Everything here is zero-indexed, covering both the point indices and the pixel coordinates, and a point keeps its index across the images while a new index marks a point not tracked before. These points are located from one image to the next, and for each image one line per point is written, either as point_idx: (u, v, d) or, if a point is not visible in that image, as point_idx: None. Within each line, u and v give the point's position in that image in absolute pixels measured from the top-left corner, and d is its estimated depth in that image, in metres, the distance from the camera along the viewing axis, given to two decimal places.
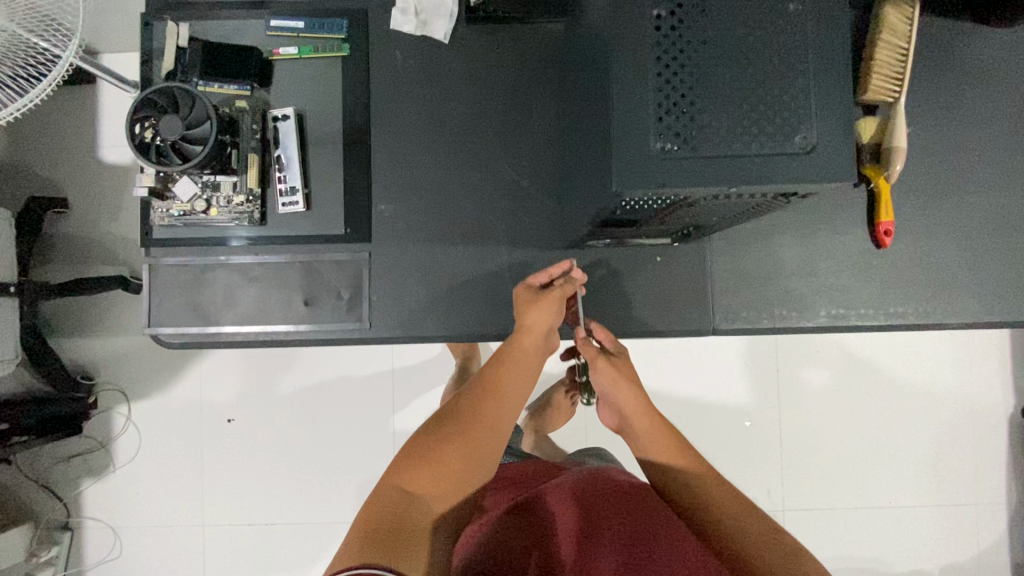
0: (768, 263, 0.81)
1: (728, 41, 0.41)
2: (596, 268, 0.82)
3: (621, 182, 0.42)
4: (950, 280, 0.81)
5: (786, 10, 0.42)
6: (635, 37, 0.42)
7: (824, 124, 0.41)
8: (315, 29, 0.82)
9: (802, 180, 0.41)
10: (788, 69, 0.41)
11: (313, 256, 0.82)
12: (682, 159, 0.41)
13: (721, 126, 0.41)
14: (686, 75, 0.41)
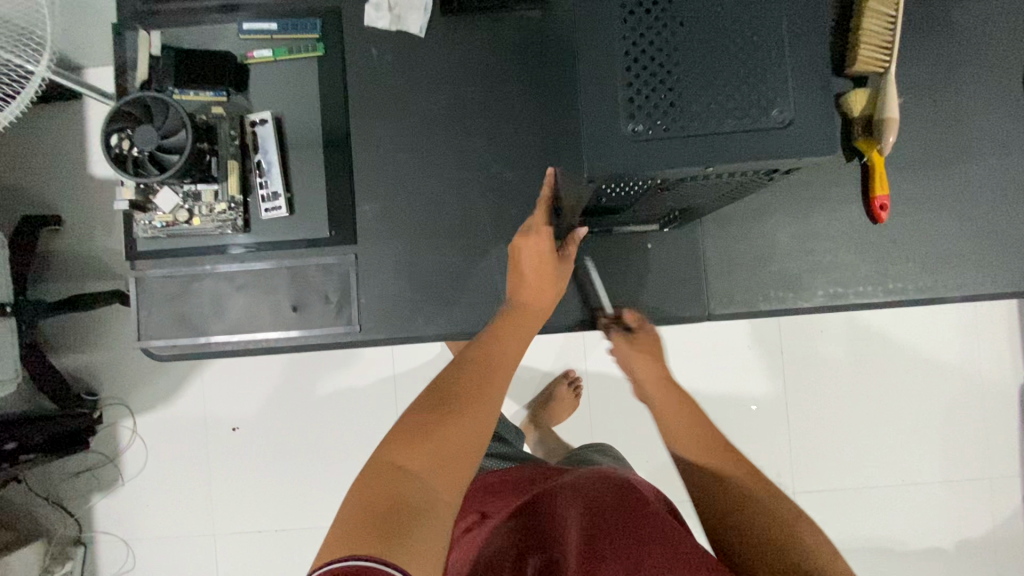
0: (763, 245, 0.79)
1: (694, 14, 0.40)
2: (588, 258, 0.80)
3: (591, 169, 0.41)
4: (951, 251, 0.78)
5: None
6: (602, 19, 0.40)
7: (798, 94, 0.39)
8: (288, 31, 0.81)
9: (782, 158, 0.39)
10: (757, 40, 0.39)
11: (298, 261, 0.81)
12: (656, 140, 0.40)
13: (696, 105, 0.39)
14: (658, 55, 0.40)
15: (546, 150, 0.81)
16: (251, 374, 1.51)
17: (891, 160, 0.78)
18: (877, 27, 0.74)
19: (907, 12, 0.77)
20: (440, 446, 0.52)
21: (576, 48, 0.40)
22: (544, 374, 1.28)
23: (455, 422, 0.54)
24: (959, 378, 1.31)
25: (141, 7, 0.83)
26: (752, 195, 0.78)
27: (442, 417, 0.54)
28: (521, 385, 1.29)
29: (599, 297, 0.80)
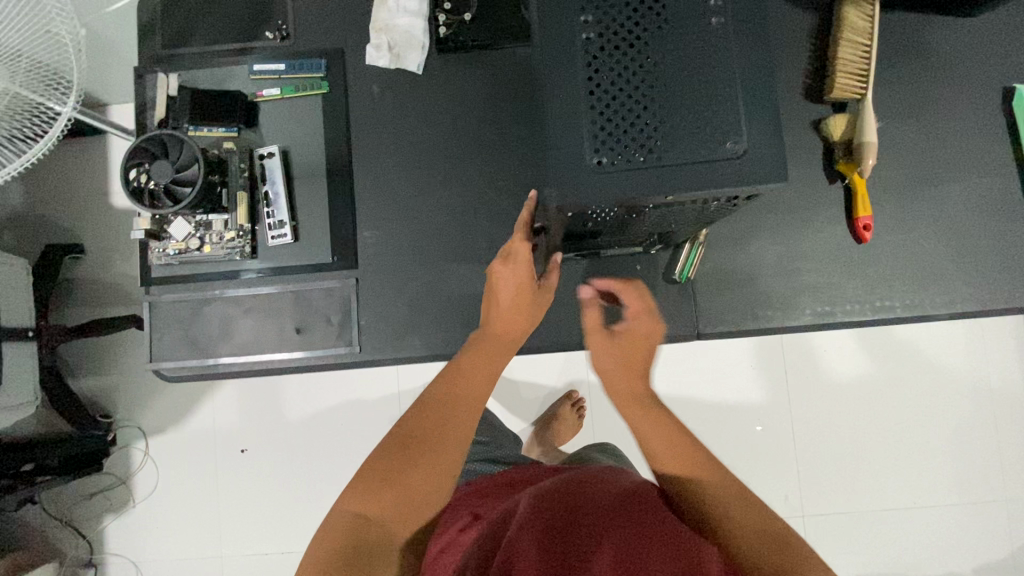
0: (751, 266, 0.81)
1: (652, 56, 0.43)
2: (581, 279, 0.83)
3: (560, 200, 0.44)
4: (936, 269, 0.80)
5: (709, 24, 0.43)
6: (568, 63, 0.44)
7: (750, 125, 0.42)
8: (296, 70, 0.86)
9: (734, 185, 0.42)
10: (711, 77, 0.43)
11: (301, 285, 0.85)
12: (618, 171, 0.43)
13: (655, 140, 0.43)
14: (620, 95, 0.43)
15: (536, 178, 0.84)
16: (260, 395, 1.55)
17: (873, 181, 0.81)
18: (850, 56, 0.77)
19: (881, 40, 0.80)
20: (399, 494, 0.59)
21: (547, 90, 0.44)
22: (546, 394, 1.30)
23: (413, 467, 0.60)
24: (965, 394, 1.29)
25: (161, 52, 0.89)
26: (737, 217, 0.81)
27: (402, 463, 0.60)
28: (523, 405, 1.30)
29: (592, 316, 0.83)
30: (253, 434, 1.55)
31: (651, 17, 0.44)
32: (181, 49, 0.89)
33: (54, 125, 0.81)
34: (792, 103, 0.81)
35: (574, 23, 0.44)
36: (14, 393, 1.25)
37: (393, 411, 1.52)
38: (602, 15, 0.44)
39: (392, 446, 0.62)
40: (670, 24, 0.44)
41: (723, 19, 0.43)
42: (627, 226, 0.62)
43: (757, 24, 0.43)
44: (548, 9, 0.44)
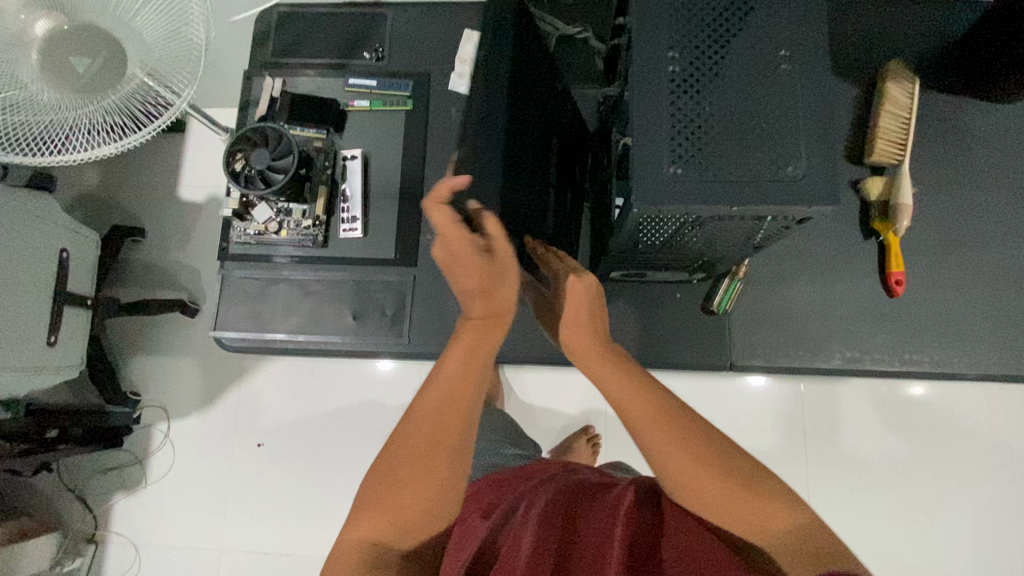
0: (786, 306, 0.86)
1: (724, 90, 0.51)
2: (624, 300, 0.88)
3: (638, 200, 0.50)
4: (964, 329, 0.84)
5: (779, 71, 0.51)
6: (656, 88, 0.52)
7: (807, 153, 0.49)
8: (384, 86, 0.97)
9: (791, 204, 0.49)
10: (776, 113, 0.50)
11: (363, 276, 0.92)
12: (689, 181, 0.50)
13: (723, 161, 0.50)
14: (698, 118, 0.51)
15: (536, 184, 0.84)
16: (283, 390, 1.59)
17: (905, 241, 0.86)
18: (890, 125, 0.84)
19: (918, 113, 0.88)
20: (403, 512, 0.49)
21: (632, 111, 0.52)
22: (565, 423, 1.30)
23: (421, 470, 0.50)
24: (1011, 476, 1.20)
25: (271, 60, 1.01)
26: (776, 260, 0.87)
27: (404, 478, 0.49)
28: (540, 432, 1.31)
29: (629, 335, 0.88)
30: (272, 427, 1.57)
31: (728, 59, 0.51)
32: (289, 59, 1.01)
33: (163, 114, 0.77)
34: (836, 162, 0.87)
35: (661, 58, 0.52)
36: (63, 356, 1.31)
37: None
38: (688, 52, 0.52)
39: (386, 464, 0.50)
40: (745, 68, 0.51)
41: (790, 68, 0.51)
42: (676, 244, 0.69)
43: (818, 74, 0.51)
44: (643, 43, 0.52)
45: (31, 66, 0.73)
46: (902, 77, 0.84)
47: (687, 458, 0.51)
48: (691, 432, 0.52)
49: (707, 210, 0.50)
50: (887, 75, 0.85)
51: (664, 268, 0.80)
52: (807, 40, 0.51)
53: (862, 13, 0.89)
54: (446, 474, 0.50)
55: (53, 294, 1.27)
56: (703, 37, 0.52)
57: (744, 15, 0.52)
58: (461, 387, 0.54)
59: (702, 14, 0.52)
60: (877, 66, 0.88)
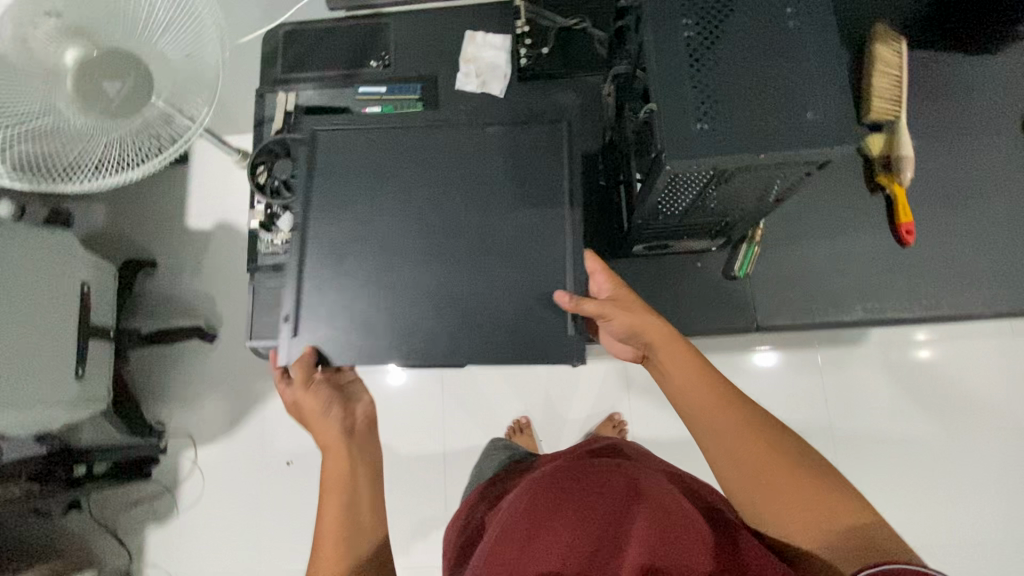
0: (803, 266, 0.89)
1: (737, 47, 0.54)
2: (646, 274, 0.91)
3: (671, 157, 0.53)
4: (976, 272, 0.87)
5: (788, 24, 0.54)
6: (672, 53, 0.55)
7: (824, 97, 0.53)
8: (394, 92, 1.00)
9: (818, 146, 0.52)
10: (790, 64, 0.54)
11: None
12: (717, 136, 0.53)
13: (747, 114, 0.53)
14: (717, 76, 0.54)
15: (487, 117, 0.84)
16: None
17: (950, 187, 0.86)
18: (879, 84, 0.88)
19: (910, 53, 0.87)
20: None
21: (653, 74, 0.55)
22: (590, 410, 1.26)
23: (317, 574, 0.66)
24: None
25: (281, 77, 1.04)
26: (789, 222, 0.90)
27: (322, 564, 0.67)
28: None
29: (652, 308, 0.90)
30: (302, 444, 1.58)
31: (737, 19, 0.55)
32: (299, 75, 1.04)
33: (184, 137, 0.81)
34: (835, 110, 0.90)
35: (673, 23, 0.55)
36: (90, 390, 1.31)
37: None
38: (699, 17, 0.55)
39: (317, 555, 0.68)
40: (755, 26, 0.55)
41: (797, 24, 0.54)
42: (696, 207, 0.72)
43: (825, 25, 0.54)
44: (655, 14, 0.56)
45: (65, 95, 0.76)
46: (889, 39, 0.88)
47: (749, 454, 0.60)
48: (765, 446, 0.60)
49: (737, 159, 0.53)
50: (875, 38, 0.88)
51: (689, 233, 0.82)
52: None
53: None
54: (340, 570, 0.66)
55: (77, 329, 1.28)
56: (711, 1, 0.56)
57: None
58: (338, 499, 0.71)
59: None
60: (864, 32, 0.91)
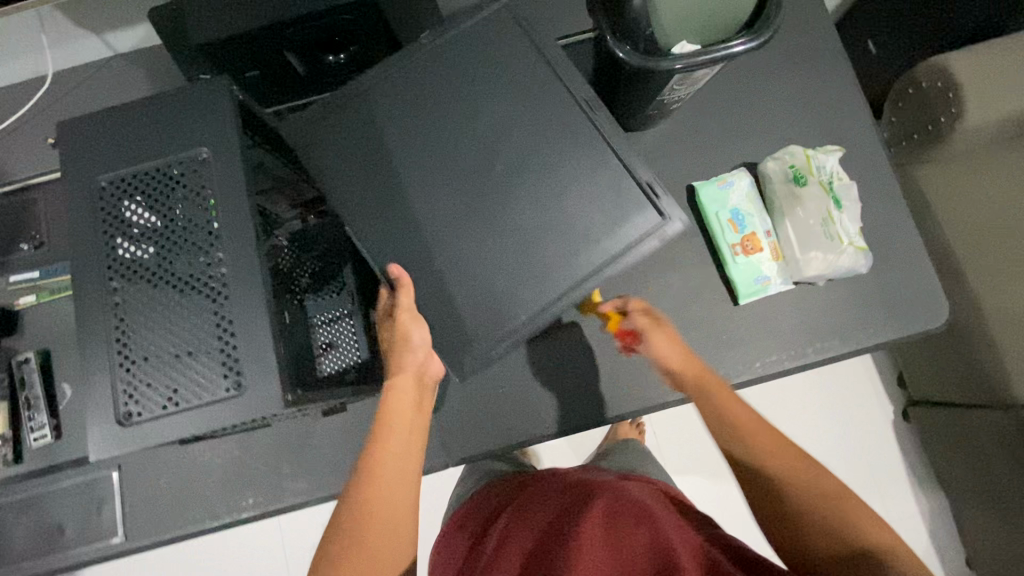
0: (489, 393, 0.86)
1: (173, 290, 0.49)
2: (336, 427, 0.86)
3: (130, 392, 0.48)
4: (656, 364, 0.87)
5: (218, 289, 0.48)
6: (166, 266, 0.50)
7: (249, 363, 0.47)
8: (46, 277, 0.88)
9: (218, 419, 0.47)
10: (195, 320, 0.49)
11: (58, 487, 0.84)
12: (140, 395, 0.48)
13: (163, 369, 0.48)
14: (158, 319, 0.49)
15: (144, 192, 0.50)
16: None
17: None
18: (518, 225, 0.69)
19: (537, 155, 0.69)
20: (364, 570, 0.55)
21: (136, 300, 0.49)
22: None
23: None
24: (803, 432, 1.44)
25: None
26: None
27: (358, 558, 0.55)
28: None
29: (342, 465, 0.85)
30: None
31: (195, 274, 0.49)
32: None
33: None
34: (469, 258, 0.68)
35: (99, 249, 0.50)
36: None
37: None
38: (183, 256, 0.49)
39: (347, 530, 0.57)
40: (194, 288, 0.49)
41: (225, 271, 0.48)
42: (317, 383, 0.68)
43: (255, 286, 0.48)
44: (167, 209, 0.50)
45: None
46: None
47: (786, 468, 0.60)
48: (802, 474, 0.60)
49: (173, 429, 0.47)
50: None
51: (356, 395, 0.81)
52: (232, 230, 0.49)
53: (427, 74, 0.70)
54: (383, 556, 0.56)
55: None
56: (160, 229, 0.50)
57: (191, 198, 0.50)
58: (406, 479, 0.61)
59: (178, 223, 0.50)
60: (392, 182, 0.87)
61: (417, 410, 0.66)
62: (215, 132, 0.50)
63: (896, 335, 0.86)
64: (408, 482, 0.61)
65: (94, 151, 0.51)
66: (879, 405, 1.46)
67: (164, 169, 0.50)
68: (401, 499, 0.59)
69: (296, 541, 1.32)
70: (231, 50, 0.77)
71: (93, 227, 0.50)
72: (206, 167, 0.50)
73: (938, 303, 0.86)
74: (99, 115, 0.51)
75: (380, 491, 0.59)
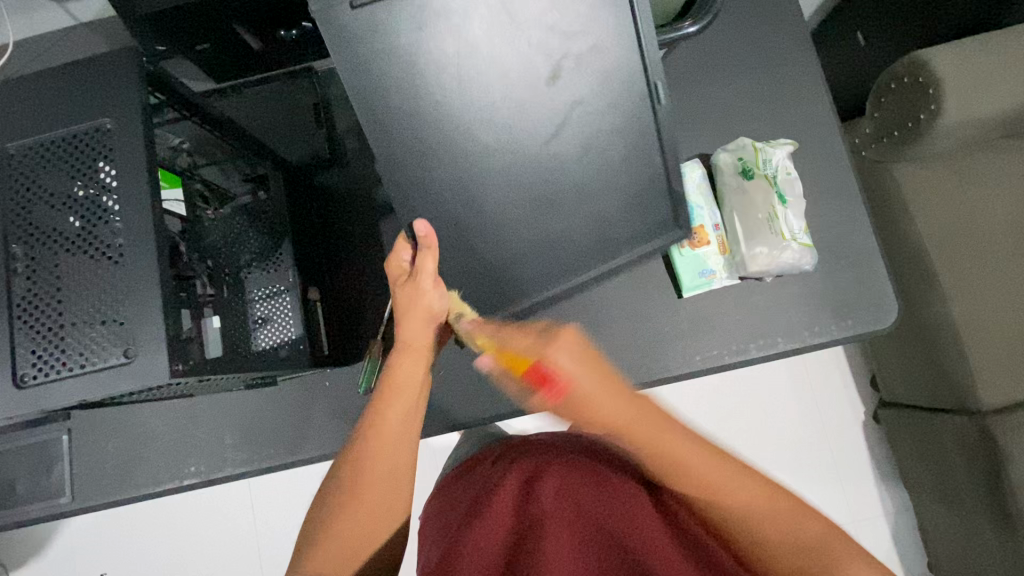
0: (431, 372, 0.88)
1: (78, 256, 0.50)
2: (279, 400, 0.88)
3: (27, 357, 0.49)
4: (597, 353, 0.87)
5: (116, 256, 0.50)
6: (65, 235, 0.51)
7: (144, 332, 0.49)
8: None
9: (111, 385, 0.49)
10: (95, 289, 0.50)
11: (10, 448, 0.87)
12: (38, 360, 0.49)
13: (61, 334, 0.49)
14: (56, 285, 0.50)
15: (52, 162, 0.51)
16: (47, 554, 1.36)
17: (652, 208, 0.67)
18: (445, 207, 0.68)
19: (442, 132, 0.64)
20: (365, 510, 0.61)
21: (37, 265, 0.50)
22: None
23: (353, 524, 0.61)
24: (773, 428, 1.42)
25: None
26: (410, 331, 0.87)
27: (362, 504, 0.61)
28: None
29: (283, 436, 0.87)
30: None
31: (95, 242, 0.50)
32: None
33: None
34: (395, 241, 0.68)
35: (7, 217, 0.51)
36: None
37: (184, 550, 1.36)
38: (85, 225, 0.51)
39: (351, 481, 0.62)
40: (93, 255, 0.50)
41: (124, 240, 0.50)
42: (245, 359, 0.70)
43: (151, 255, 0.50)
44: (73, 178, 0.51)
45: None
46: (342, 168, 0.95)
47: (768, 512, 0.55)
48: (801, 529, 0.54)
49: (67, 392, 0.49)
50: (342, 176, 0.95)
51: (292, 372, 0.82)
52: (134, 204, 0.50)
53: None
54: (382, 504, 0.62)
55: None
56: (74, 197, 0.51)
57: (100, 167, 0.51)
58: (409, 432, 0.66)
59: (82, 192, 0.51)
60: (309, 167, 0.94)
61: (427, 372, 0.70)
62: (122, 106, 0.51)
63: (845, 332, 0.85)
64: (408, 436, 0.65)
65: (7, 118, 0.52)
66: (851, 405, 1.44)
67: (72, 140, 0.52)
68: (402, 454, 0.64)
69: (262, 508, 1.37)
70: (171, 26, 0.76)
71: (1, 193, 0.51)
72: (113, 139, 0.51)
73: (889, 306, 0.85)
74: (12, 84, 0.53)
75: (383, 444, 0.63)
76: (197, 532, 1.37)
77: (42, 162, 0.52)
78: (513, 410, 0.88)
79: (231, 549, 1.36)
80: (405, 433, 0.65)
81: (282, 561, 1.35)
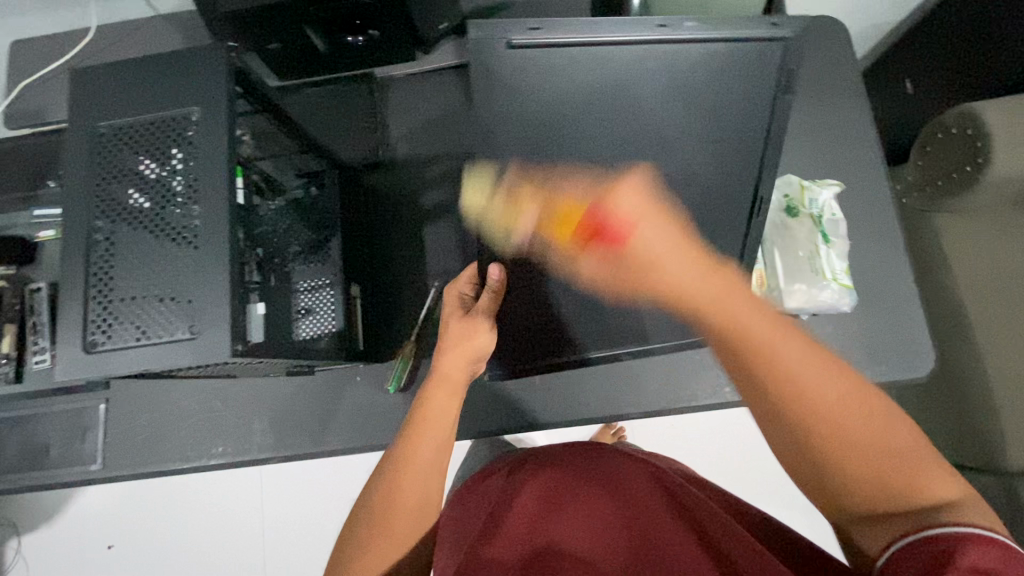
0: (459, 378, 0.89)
1: (153, 236, 0.53)
2: (309, 390, 0.90)
3: (97, 327, 0.52)
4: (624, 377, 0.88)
5: (189, 238, 0.52)
6: (144, 213, 0.54)
7: (207, 311, 0.51)
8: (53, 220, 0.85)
9: (171, 359, 0.51)
10: (165, 266, 0.52)
11: (49, 411, 0.90)
12: (105, 330, 0.52)
13: (131, 307, 0.52)
14: (130, 260, 0.53)
15: (138, 143, 0.55)
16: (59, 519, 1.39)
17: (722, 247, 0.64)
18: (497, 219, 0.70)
19: None
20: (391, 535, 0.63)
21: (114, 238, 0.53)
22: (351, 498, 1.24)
23: (380, 546, 0.62)
24: None
25: None
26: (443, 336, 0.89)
27: (388, 531, 0.63)
28: None
29: (309, 426, 0.89)
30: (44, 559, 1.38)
31: (170, 222, 0.53)
32: None
33: None
34: None
35: (91, 191, 0.54)
36: None
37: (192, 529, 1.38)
38: (161, 206, 0.53)
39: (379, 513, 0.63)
40: (168, 235, 0.53)
41: (198, 223, 0.53)
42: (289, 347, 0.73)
43: (221, 240, 0.52)
44: (154, 161, 0.54)
45: None
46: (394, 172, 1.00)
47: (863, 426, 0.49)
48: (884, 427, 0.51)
49: (129, 362, 0.51)
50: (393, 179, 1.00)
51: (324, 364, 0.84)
52: (207, 188, 0.53)
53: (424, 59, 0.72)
54: (407, 530, 0.64)
55: None
56: (152, 178, 0.54)
57: (179, 154, 0.54)
58: (435, 464, 0.67)
59: (164, 174, 0.54)
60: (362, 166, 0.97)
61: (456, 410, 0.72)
62: (208, 98, 0.55)
63: (877, 378, 0.84)
64: (434, 472, 0.67)
65: (100, 100, 0.56)
66: None
67: (157, 125, 0.55)
68: (428, 485, 0.66)
69: (272, 498, 1.38)
70: (248, 24, 0.79)
71: (89, 169, 0.54)
72: (194, 128, 0.54)
73: (924, 356, 0.84)
74: (109, 70, 0.56)
75: (408, 477, 0.65)
76: (205, 512, 1.38)
77: (127, 143, 0.55)
78: (536, 424, 0.89)
79: (237, 537, 1.37)
80: (433, 462, 0.67)
81: (286, 549, 1.36)
